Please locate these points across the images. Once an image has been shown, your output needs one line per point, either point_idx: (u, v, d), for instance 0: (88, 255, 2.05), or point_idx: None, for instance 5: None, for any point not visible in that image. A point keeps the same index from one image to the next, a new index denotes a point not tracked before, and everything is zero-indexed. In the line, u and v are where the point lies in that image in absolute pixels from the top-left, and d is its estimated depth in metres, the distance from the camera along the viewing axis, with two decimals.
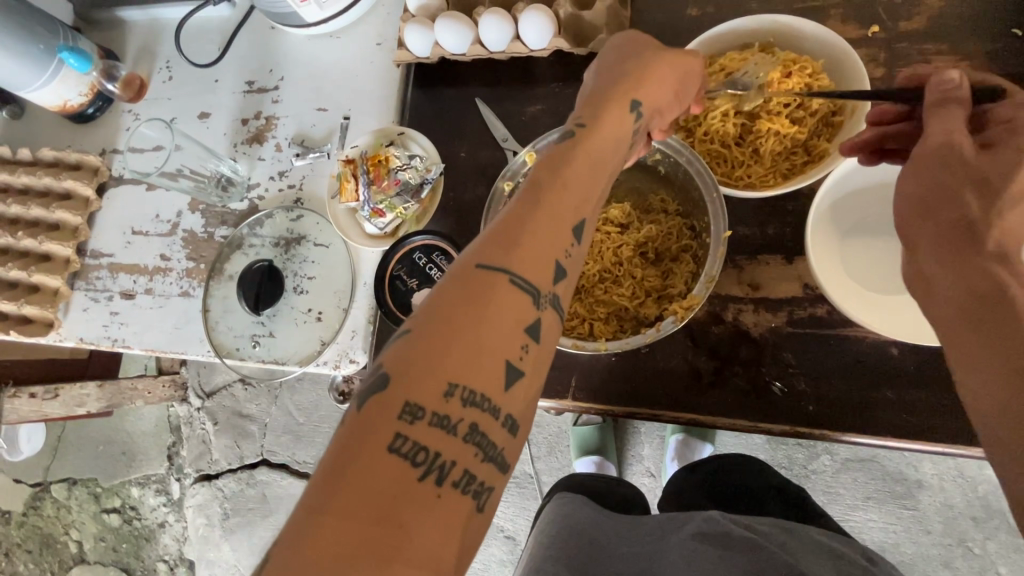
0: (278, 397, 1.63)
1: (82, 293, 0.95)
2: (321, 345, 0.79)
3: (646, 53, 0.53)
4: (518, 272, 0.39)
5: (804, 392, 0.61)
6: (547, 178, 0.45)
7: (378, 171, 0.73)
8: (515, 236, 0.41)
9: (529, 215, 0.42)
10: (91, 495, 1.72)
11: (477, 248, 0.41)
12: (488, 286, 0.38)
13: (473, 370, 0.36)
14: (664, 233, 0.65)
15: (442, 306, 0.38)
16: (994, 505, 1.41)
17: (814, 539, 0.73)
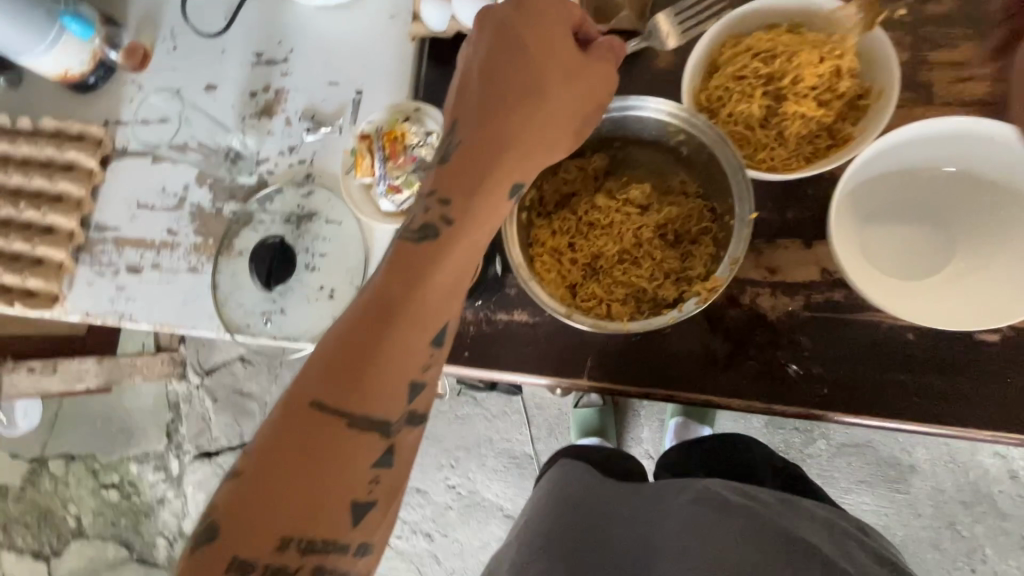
0: (278, 375, 1.63)
1: (86, 268, 0.93)
2: (334, 322, 0.79)
3: (518, 109, 0.51)
4: (355, 409, 0.43)
5: (819, 375, 0.61)
6: (401, 289, 0.46)
7: (394, 148, 0.71)
8: (355, 371, 0.44)
9: (371, 347, 0.44)
10: (89, 471, 1.73)
11: (316, 378, 0.43)
12: (327, 429, 0.42)
13: (312, 514, 0.41)
14: (684, 215, 0.64)
15: (271, 454, 0.41)
16: (984, 489, 1.44)
17: (805, 507, 0.75)
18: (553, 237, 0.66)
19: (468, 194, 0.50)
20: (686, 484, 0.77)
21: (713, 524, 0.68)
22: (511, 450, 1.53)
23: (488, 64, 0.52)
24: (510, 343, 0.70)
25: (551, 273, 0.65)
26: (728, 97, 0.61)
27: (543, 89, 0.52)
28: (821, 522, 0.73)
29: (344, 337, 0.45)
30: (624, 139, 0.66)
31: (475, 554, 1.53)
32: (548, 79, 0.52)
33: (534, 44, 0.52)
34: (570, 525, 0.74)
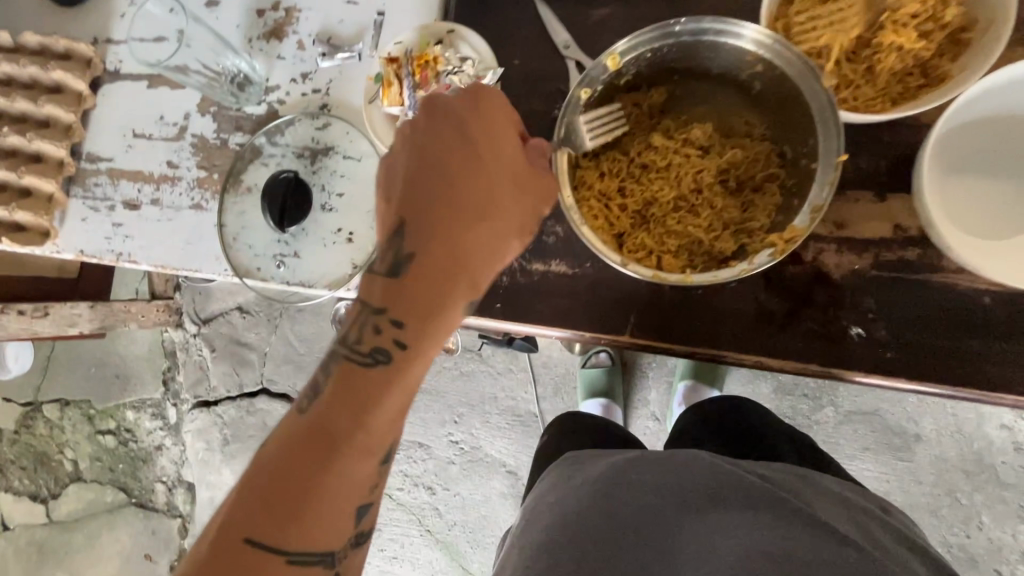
0: (278, 326, 1.58)
1: (79, 201, 0.86)
2: (353, 268, 0.74)
3: (472, 226, 0.50)
4: (289, 545, 0.41)
5: (884, 339, 0.57)
6: (348, 421, 0.44)
7: (424, 74, 0.64)
8: (299, 504, 0.41)
9: (315, 482, 0.42)
10: (84, 416, 1.69)
11: (246, 508, 0.41)
12: (261, 571, 0.40)
13: None
14: (749, 159, 0.58)
15: None
16: (988, 460, 1.43)
17: (825, 487, 0.67)
18: (602, 179, 0.60)
19: (422, 315, 0.48)
20: (692, 457, 0.68)
21: (732, 510, 0.60)
22: (517, 408, 1.51)
23: (413, 176, 0.51)
24: (545, 295, 0.65)
25: (601, 218, 0.59)
26: (813, 24, 0.54)
27: (482, 194, 0.51)
28: (842, 500, 0.65)
29: (273, 462, 0.42)
30: (686, 71, 0.59)
31: (477, 507, 1.52)
32: (485, 187, 0.51)
33: (485, 153, 0.52)
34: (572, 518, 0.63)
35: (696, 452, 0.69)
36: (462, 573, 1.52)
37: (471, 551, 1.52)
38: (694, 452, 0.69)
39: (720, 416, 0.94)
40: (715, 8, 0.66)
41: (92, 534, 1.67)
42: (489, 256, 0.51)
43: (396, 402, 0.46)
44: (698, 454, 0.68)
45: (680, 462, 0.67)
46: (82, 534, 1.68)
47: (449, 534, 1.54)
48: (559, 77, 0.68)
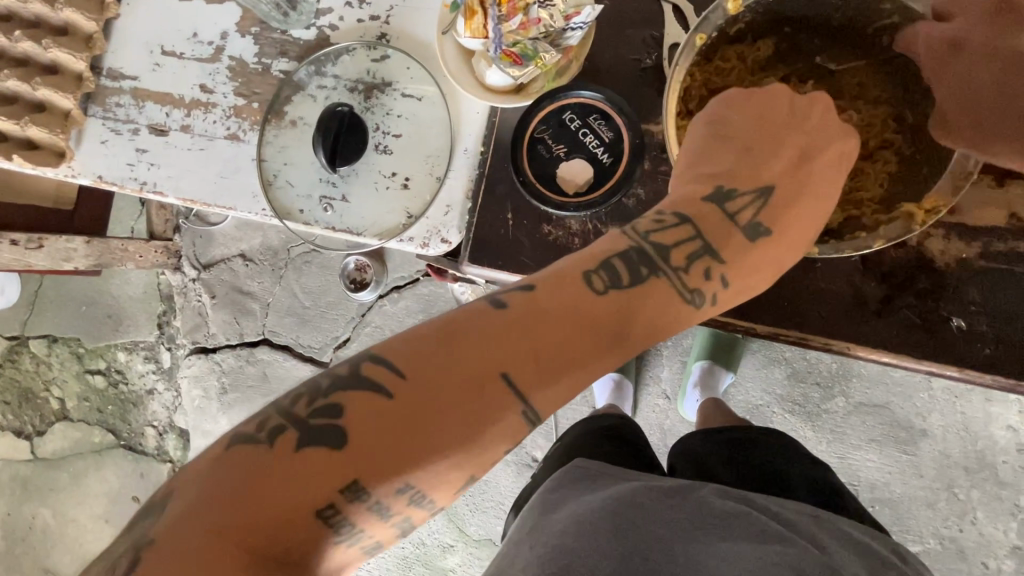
0: (283, 276, 1.51)
1: (98, 122, 0.78)
2: (408, 218, 0.68)
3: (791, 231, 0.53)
4: (529, 403, 0.40)
5: (984, 334, 0.55)
6: (622, 327, 0.46)
7: (512, 5, 0.57)
8: (556, 369, 0.42)
9: (572, 364, 0.43)
10: (73, 354, 1.62)
11: (512, 339, 0.41)
12: (498, 399, 0.39)
13: (424, 470, 0.38)
14: (861, 124, 0.56)
15: (446, 384, 0.38)
16: (989, 459, 1.28)
17: (837, 528, 0.58)
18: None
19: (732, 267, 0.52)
20: (695, 496, 0.59)
21: (748, 552, 0.51)
22: None
23: (773, 141, 0.55)
24: None
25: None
26: None
27: (810, 211, 0.54)
28: (857, 547, 0.56)
29: (552, 313, 0.43)
30: (800, 22, 0.55)
31: None
32: (823, 183, 0.54)
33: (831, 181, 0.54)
34: (568, 544, 0.52)
35: (700, 488, 0.61)
36: (458, 534, 1.45)
37: (469, 514, 1.44)
38: (697, 490, 0.61)
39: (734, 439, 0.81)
40: None
41: (78, 473, 1.62)
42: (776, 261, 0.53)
43: (651, 319, 0.48)
44: (702, 493, 0.60)
45: (684, 498, 0.59)
46: (67, 472, 1.63)
47: None
48: (653, 24, 0.62)
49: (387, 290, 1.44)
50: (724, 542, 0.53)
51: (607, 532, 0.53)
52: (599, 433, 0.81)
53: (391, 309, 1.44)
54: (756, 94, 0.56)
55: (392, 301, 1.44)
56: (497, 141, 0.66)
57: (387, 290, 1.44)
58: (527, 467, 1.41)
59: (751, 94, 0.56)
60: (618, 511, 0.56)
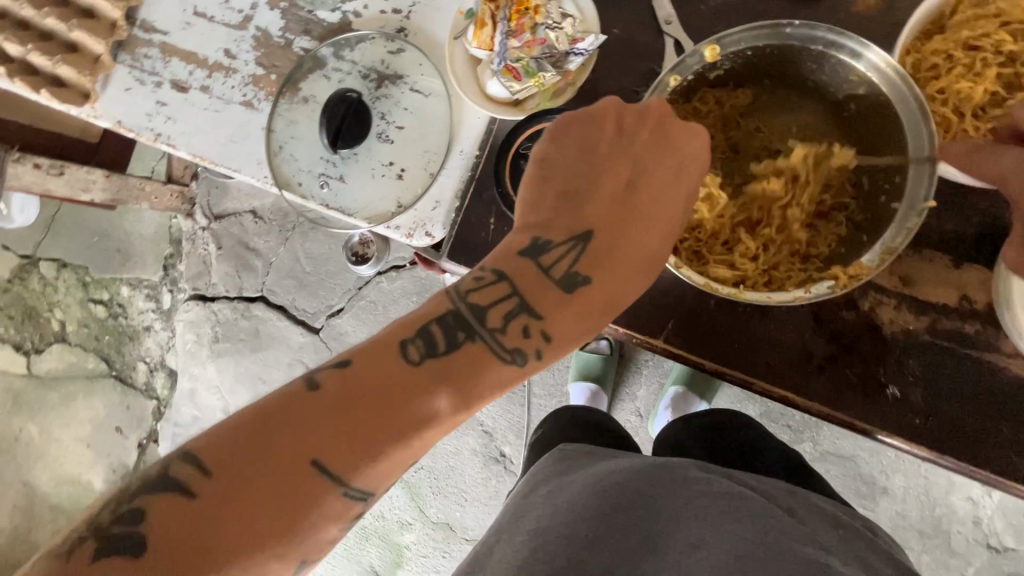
0: (288, 239, 1.55)
1: (125, 69, 0.81)
2: (397, 207, 0.72)
3: (619, 258, 0.55)
4: (342, 481, 0.42)
5: (916, 406, 0.59)
6: (448, 393, 0.47)
7: (521, 22, 0.61)
8: (370, 445, 0.43)
9: (389, 432, 0.44)
10: (79, 282, 1.68)
11: (321, 418, 0.43)
12: (311, 483, 0.41)
13: (243, 556, 0.39)
14: (822, 184, 0.60)
15: (249, 478, 0.40)
16: (945, 527, 1.27)
17: (813, 502, 0.59)
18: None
19: (558, 314, 0.53)
20: (674, 462, 0.59)
21: (722, 513, 0.51)
22: None
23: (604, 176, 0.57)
24: None
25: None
26: (949, 69, 0.53)
27: (642, 234, 0.55)
28: (830, 517, 0.57)
29: (363, 392, 0.44)
30: (778, 77, 0.60)
31: (444, 458, 1.47)
32: (653, 218, 0.55)
33: (656, 197, 0.56)
34: (544, 526, 0.53)
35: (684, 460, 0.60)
36: (417, 514, 1.49)
37: (430, 496, 1.47)
38: (673, 457, 0.60)
39: (707, 426, 0.82)
40: (836, 22, 0.62)
41: (67, 395, 1.69)
42: (603, 298, 0.54)
43: (477, 383, 0.49)
44: (680, 459, 0.59)
45: (664, 465, 0.58)
46: (58, 393, 1.69)
47: (413, 477, 1.49)
48: (657, 59, 0.65)
49: (386, 267, 1.47)
50: (702, 500, 0.53)
51: (587, 501, 0.54)
52: (572, 421, 0.85)
53: (387, 287, 1.48)
54: (583, 115, 0.58)
55: (388, 279, 1.47)
56: (491, 147, 0.70)
57: (386, 268, 1.47)
58: (492, 460, 1.44)
59: (578, 118, 0.58)
60: (598, 482, 0.57)
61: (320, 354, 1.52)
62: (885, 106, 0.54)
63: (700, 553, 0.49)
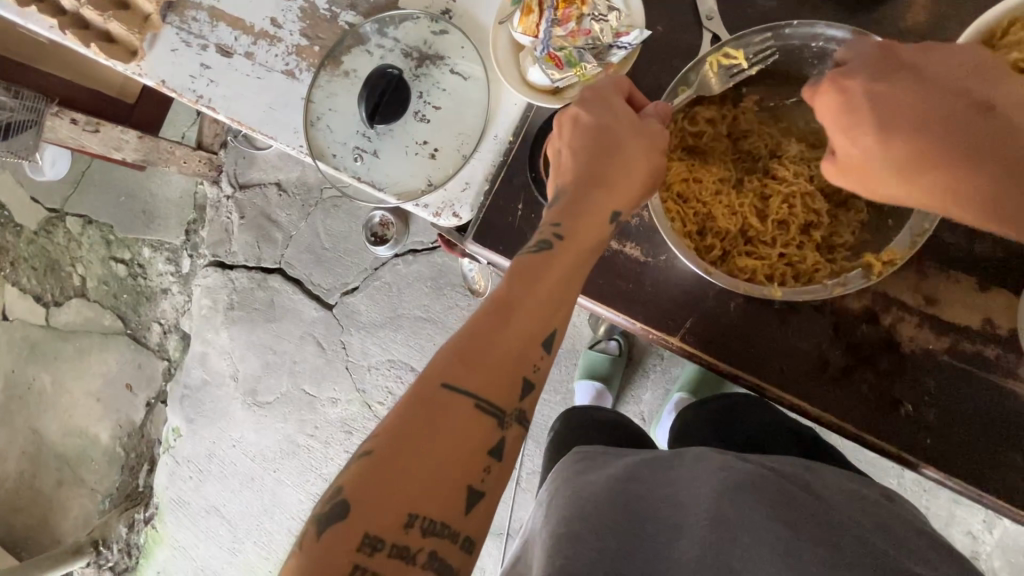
0: (310, 214, 1.57)
1: (172, 30, 0.82)
2: (428, 185, 0.73)
3: (617, 153, 0.54)
4: (479, 394, 0.43)
5: (929, 424, 0.59)
6: (524, 291, 0.47)
7: (567, 12, 0.61)
8: (485, 350, 0.44)
9: (494, 333, 0.45)
10: (103, 240, 1.71)
11: (441, 363, 0.43)
12: (456, 407, 0.42)
13: (430, 499, 0.39)
14: None
15: (400, 432, 0.40)
16: None
17: (832, 478, 0.59)
18: (681, 185, 0.61)
19: (580, 218, 0.53)
20: (687, 454, 0.61)
21: (725, 497, 0.52)
22: None
23: (555, 163, 0.58)
24: (611, 273, 0.66)
25: (676, 213, 0.60)
26: None
27: (613, 136, 0.54)
28: (853, 492, 0.56)
29: (466, 333, 0.45)
30: (778, 76, 0.61)
31: None
32: (618, 126, 0.55)
33: (610, 106, 0.56)
34: (563, 527, 0.54)
35: (693, 454, 0.61)
36: None
37: None
38: (683, 450, 0.62)
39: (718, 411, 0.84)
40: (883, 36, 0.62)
41: (82, 349, 1.72)
42: (635, 177, 0.54)
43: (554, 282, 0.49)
44: (692, 450, 0.61)
45: (672, 466, 0.60)
46: (73, 346, 1.73)
47: None
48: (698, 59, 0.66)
49: (403, 250, 1.49)
50: (718, 481, 0.54)
51: (607, 508, 0.55)
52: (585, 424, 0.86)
53: (403, 270, 1.49)
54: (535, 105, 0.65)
55: (405, 262, 1.49)
56: (526, 134, 0.71)
57: (403, 251, 1.49)
58: None
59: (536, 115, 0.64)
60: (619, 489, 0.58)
61: (331, 330, 1.54)
62: None
63: (724, 531, 0.49)
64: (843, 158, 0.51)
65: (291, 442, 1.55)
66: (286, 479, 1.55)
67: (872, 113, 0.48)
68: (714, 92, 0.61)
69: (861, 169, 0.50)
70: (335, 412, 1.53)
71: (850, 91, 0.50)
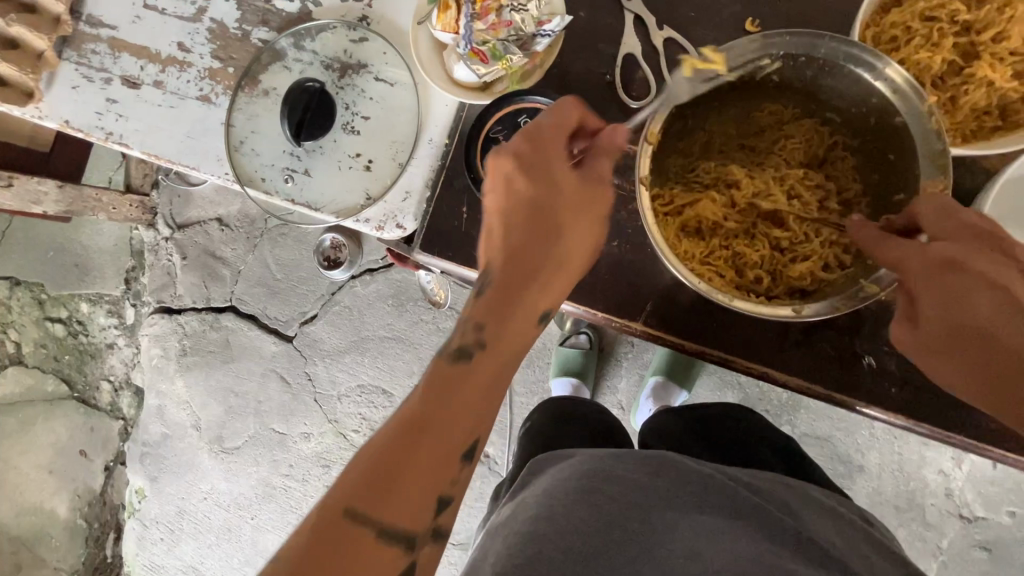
0: (257, 246, 1.50)
1: (72, 67, 0.76)
2: (366, 199, 0.70)
3: (547, 234, 0.49)
4: (390, 524, 0.40)
5: (892, 374, 0.61)
6: (448, 403, 0.44)
7: (485, 5, 0.59)
8: (400, 475, 0.41)
9: (412, 455, 0.42)
10: (35, 300, 1.59)
11: (350, 487, 0.40)
12: (366, 536, 0.39)
13: None
14: (800, 144, 0.59)
15: (307, 558, 0.38)
16: (919, 500, 1.20)
17: (809, 496, 0.61)
18: (684, 216, 0.60)
19: (506, 311, 0.48)
20: (666, 459, 0.59)
21: (716, 533, 0.50)
22: None
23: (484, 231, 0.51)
24: None
25: (711, 272, 0.58)
26: (905, 43, 0.55)
27: (543, 213, 0.49)
28: (828, 511, 0.58)
29: (384, 454, 0.41)
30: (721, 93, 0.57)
31: None
32: (547, 197, 0.49)
33: (543, 174, 0.50)
34: (538, 534, 0.51)
35: (674, 461, 0.59)
36: None
37: None
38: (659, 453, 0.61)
39: (701, 419, 0.85)
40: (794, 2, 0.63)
41: (26, 421, 1.59)
42: (570, 260, 0.50)
43: (481, 387, 0.46)
44: (668, 455, 0.60)
45: (655, 470, 0.58)
46: (16, 419, 1.60)
47: None
48: (622, 41, 0.65)
49: (359, 271, 1.44)
50: (699, 514, 0.53)
51: (579, 508, 0.53)
52: (563, 415, 0.85)
53: (362, 291, 1.44)
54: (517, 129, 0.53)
55: (362, 283, 1.44)
56: (462, 133, 0.69)
57: (360, 272, 1.44)
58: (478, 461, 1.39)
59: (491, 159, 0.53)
60: (592, 489, 0.55)
61: (294, 362, 1.47)
62: (807, 62, 0.54)
63: (699, 566, 0.48)
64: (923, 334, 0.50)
65: (267, 485, 1.47)
66: (266, 524, 1.47)
67: (947, 310, 0.47)
68: (682, 95, 0.55)
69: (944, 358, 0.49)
70: (309, 446, 1.46)
71: (938, 272, 0.47)
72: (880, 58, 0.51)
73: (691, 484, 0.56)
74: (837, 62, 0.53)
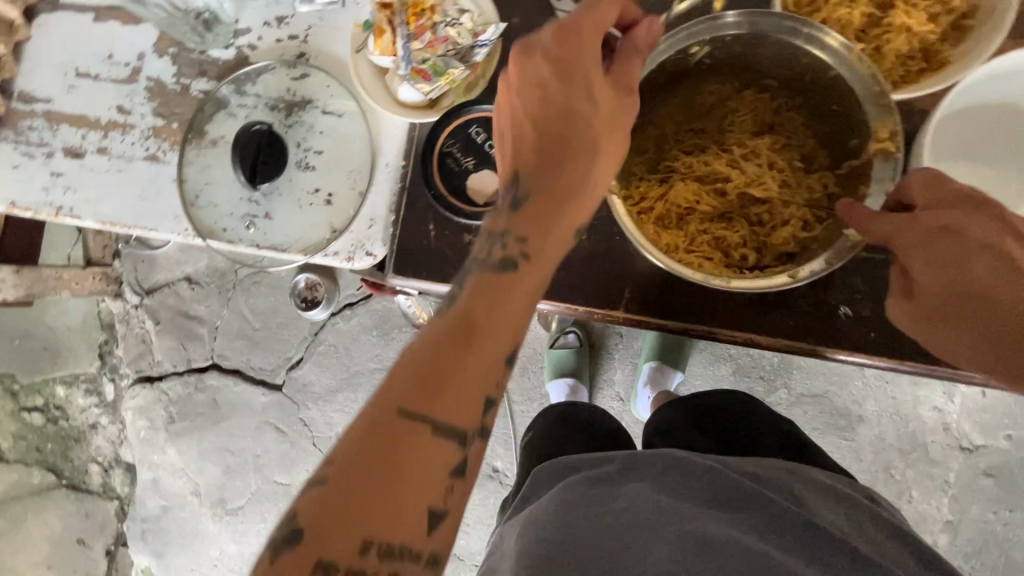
0: (230, 299, 1.47)
1: (10, 147, 0.74)
2: (332, 232, 0.70)
3: (581, 147, 0.49)
4: (440, 420, 0.39)
5: (870, 320, 0.63)
6: (491, 311, 0.43)
7: (419, 24, 0.61)
8: (452, 374, 0.40)
9: (462, 358, 0.41)
10: (7, 392, 1.53)
11: (402, 385, 0.39)
12: (416, 433, 0.38)
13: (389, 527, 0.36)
14: (750, 116, 0.61)
15: (355, 457, 0.37)
16: (921, 439, 1.23)
17: (811, 478, 0.61)
18: (660, 209, 0.60)
19: (545, 224, 0.48)
20: (669, 457, 0.59)
21: (726, 524, 0.50)
22: None
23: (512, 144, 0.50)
24: None
25: (700, 259, 0.59)
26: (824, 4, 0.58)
27: (580, 125, 0.49)
28: (830, 492, 0.59)
29: (433, 352, 0.40)
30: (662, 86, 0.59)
31: None
32: (579, 108, 0.48)
33: (576, 81, 0.48)
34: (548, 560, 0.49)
35: (674, 457, 0.58)
36: None
37: None
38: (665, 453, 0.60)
39: (698, 406, 0.86)
40: None
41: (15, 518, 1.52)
42: (600, 178, 0.50)
43: (524, 298, 0.46)
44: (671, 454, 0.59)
45: (661, 474, 0.57)
46: None
47: None
48: None
49: (339, 307, 1.42)
50: (707, 510, 0.52)
51: (586, 526, 0.52)
52: (563, 418, 0.85)
53: (344, 326, 1.43)
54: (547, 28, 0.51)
55: (344, 318, 1.42)
56: (415, 153, 0.69)
57: (339, 308, 1.43)
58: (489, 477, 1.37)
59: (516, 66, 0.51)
60: (598, 502, 0.55)
61: (286, 410, 1.44)
62: (736, 39, 0.56)
63: (712, 552, 0.47)
64: (923, 302, 0.52)
65: None
66: None
67: (943, 276, 0.50)
68: None
69: (946, 325, 0.51)
70: None
71: (928, 240, 0.50)
72: (799, 20, 0.53)
73: (697, 481, 0.55)
74: (762, 34, 0.55)
